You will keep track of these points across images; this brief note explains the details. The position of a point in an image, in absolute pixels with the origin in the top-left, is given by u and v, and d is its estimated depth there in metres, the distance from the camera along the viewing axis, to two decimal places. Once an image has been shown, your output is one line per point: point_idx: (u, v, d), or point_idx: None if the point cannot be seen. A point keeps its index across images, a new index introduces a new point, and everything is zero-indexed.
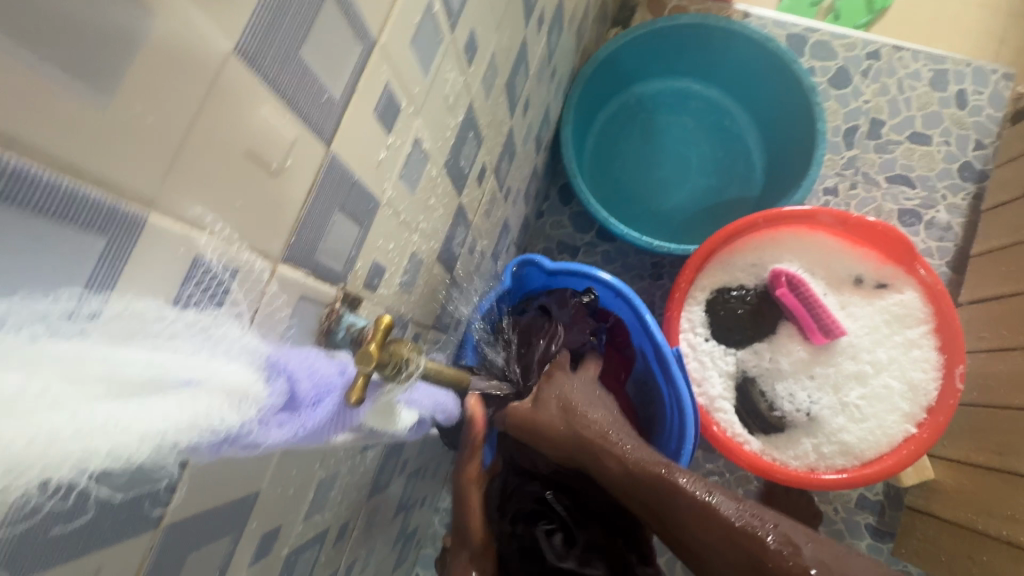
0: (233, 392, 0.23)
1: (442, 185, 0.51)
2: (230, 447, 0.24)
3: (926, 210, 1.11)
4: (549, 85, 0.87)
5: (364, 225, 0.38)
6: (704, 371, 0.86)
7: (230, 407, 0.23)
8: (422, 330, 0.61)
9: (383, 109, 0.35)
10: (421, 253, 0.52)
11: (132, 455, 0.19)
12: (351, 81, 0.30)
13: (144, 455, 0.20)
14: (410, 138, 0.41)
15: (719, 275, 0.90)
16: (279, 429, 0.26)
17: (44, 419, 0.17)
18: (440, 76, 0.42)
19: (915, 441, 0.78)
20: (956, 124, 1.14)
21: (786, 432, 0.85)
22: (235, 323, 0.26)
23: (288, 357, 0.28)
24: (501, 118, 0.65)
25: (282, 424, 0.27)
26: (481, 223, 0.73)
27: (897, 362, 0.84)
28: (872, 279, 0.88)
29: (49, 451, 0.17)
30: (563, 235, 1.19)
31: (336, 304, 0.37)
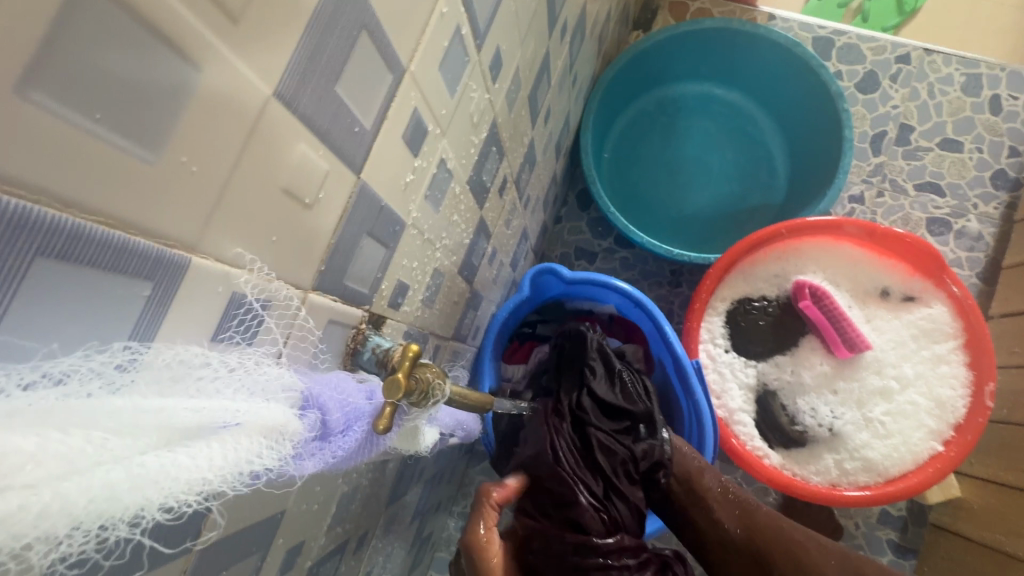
0: (272, 432, 0.24)
1: (465, 201, 0.51)
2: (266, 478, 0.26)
3: (956, 219, 1.08)
4: (571, 92, 0.86)
5: (390, 247, 0.38)
6: (723, 383, 0.85)
7: (269, 449, 0.24)
8: (442, 342, 0.61)
9: (411, 134, 0.35)
10: (444, 269, 0.52)
11: (182, 499, 0.21)
12: (381, 109, 0.30)
13: (192, 499, 0.21)
14: (436, 159, 0.41)
15: (740, 286, 0.89)
16: (312, 459, 0.27)
17: (101, 475, 0.18)
18: (466, 95, 0.42)
19: (941, 459, 0.76)
20: (989, 130, 1.10)
21: (807, 448, 0.83)
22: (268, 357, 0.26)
23: (321, 389, 0.28)
24: (524, 130, 0.65)
25: (314, 454, 0.28)
26: (501, 233, 0.73)
27: (923, 379, 0.82)
28: (899, 292, 0.86)
29: (109, 504, 0.18)
30: (581, 241, 1.19)
31: (362, 326, 0.37)
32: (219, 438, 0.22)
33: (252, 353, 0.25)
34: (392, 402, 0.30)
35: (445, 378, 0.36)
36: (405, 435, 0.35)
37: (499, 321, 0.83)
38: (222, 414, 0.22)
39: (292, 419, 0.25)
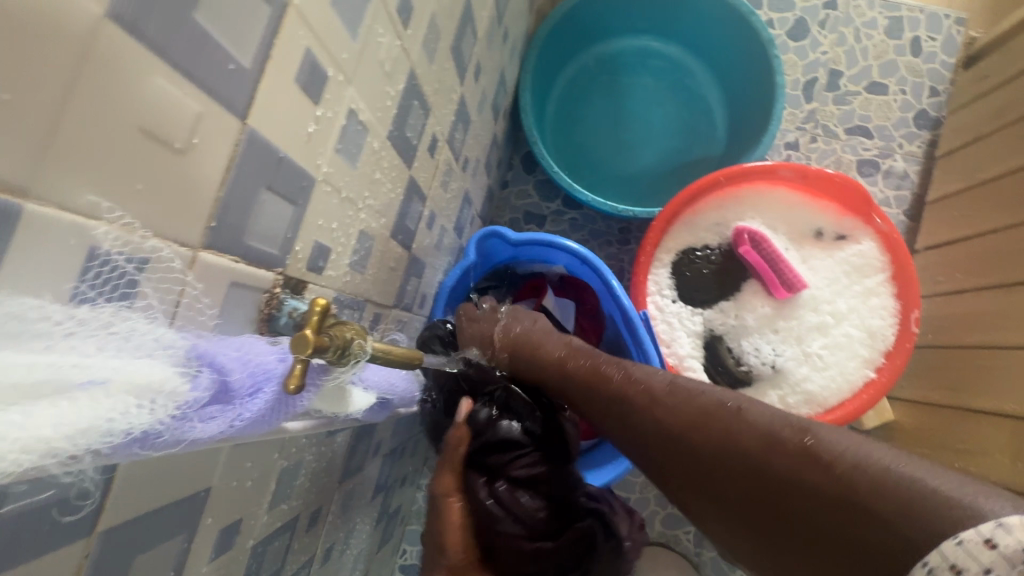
0: (146, 391, 0.22)
1: (387, 157, 0.49)
2: (151, 448, 0.23)
3: (883, 160, 1.13)
4: (503, 48, 0.84)
5: (300, 205, 0.36)
6: (672, 332, 0.88)
7: (139, 409, 0.22)
8: (381, 310, 0.60)
9: (307, 79, 0.33)
10: (372, 231, 0.50)
11: (28, 464, 0.18)
12: (263, 46, 0.28)
13: (42, 463, 0.19)
14: (345, 108, 0.38)
15: (683, 236, 0.90)
16: (205, 423, 0.25)
17: None
18: (372, 40, 0.40)
19: (875, 384, 0.81)
20: (911, 72, 1.14)
21: (753, 386, 0.87)
22: (144, 319, 0.24)
23: (214, 349, 0.27)
24: (450, 85, 0.62)
25: (209, 418, 0.25)
26: (438, 196, 0.71)
27: (856, 311, 0.86)
28: (832, 231, 0.89)
29: None
30: (529, 204, 1.17)
31: (276, 289, 0.36)
32: (76, 398, 0.20)
33: (106, 310, 0.22)
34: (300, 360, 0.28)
35: (366, 335, 0.34)
36: (328, 396, 0.34)
37: (452, 281, 0.83)
38: (78, 371, 0.20)
39: (175, 380, 0.23)
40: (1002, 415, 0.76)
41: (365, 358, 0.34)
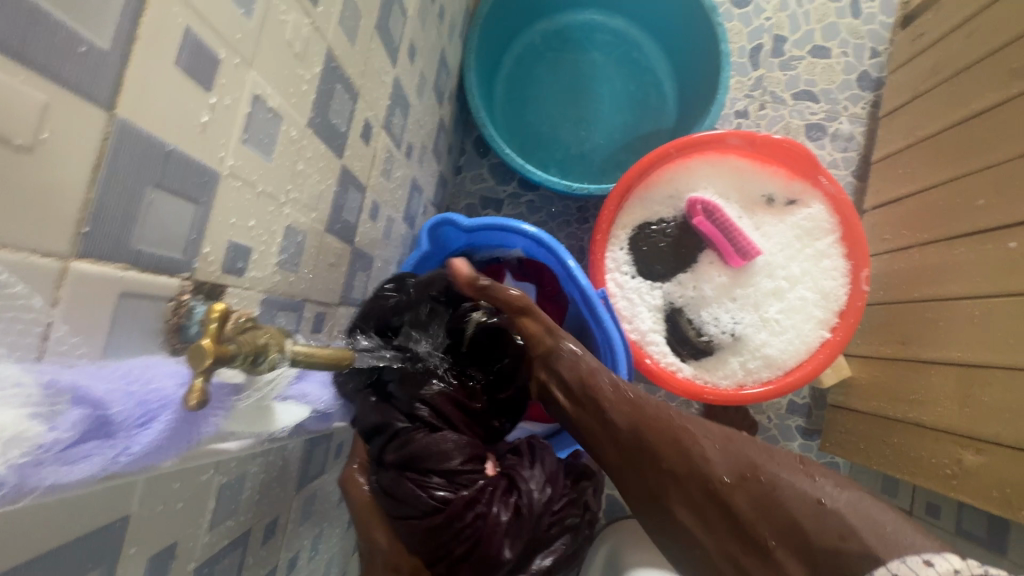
0: None
1: (310, 146, 0.46)
2: (20, 497, 0.22)
3: (829, 123, 1.15)
4: (439, 26, 0.81)
5: (205, 203, 0.33)
6: (633, 308, 0.88)
7: None
8: (325, 309, 0.57)
9: (192, 62, 0.30)
10: (302, 226, 0.47)
11: None
12: (122, 24, 0.25)
13: None
14: (248, 94, 0.35)
15: (639, 211, 0.90)
16: (85, 463, 0.24)
17: None
18: (274, 17, 0.37)
19: (830, 344, 0.83)
20: (852, 34, 1.16)
21: (714, 355, 0.88)
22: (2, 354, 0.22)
23: (91, 382, 0.25)
24: (381, 67, 0.59)
25: (90, 456, 0.24)
26: (380, 186, 0.68)
27: (809, 274, 0.88)
28: (782, 196, 0.90)
29: None
30: (484, 189, 1.15)
31: (185, 298, 0.33)
32: None
33: None
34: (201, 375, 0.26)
35: (284, 338, 0.32)
36: (243, 416, 0.33)
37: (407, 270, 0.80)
38: None
39: (33, 425, 0.22)
40: (949, 364, 0.78)
41: (286, 363, 0.32)
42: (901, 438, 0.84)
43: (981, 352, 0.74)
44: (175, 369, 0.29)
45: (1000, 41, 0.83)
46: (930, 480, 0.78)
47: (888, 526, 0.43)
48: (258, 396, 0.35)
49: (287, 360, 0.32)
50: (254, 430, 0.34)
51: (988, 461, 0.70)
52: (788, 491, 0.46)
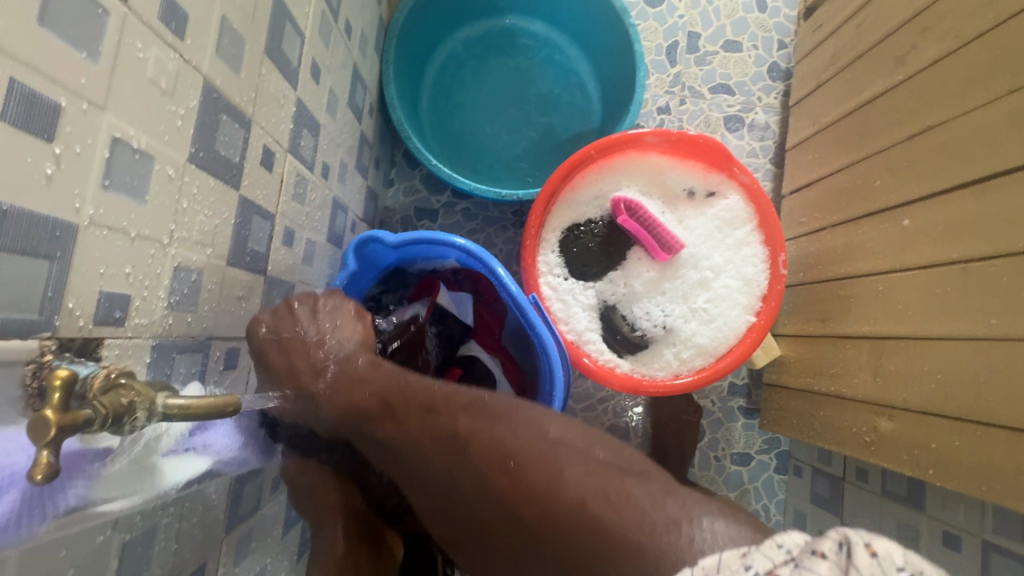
0: None
1: (196, 182, 0.44)
2: None
3: (746, 114, 1.20)
4: (347, 42, 0.79)
5: (62, 257, 0.32)
6: (568, 309, 0.89)
7: None
8: (238, 344, 0.55)
9: (20, 111, 0.28)
10: (196, 264, 0.46)
11: None
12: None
13: None
14: (105, 137, 0.34)
15: (566, 214, 0.91)
16: None
17: None
18: (129, 54, 0.35)
19: (755, 328, 0.86)
20: (760, 27, 1.21)
21: (649, 348, 0.90)
22: None
23: None
24: (278, 91, 0.58)
25: None
26: (293, 211, 0.66)
27: (732, 263, 0.91)
28: (702, 189, 0.93)
29: None
30: (418, 200, 1.14)
31: (47, 358, 0.31)
32: None
33: None
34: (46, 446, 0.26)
35: (159, 394, 0.31)
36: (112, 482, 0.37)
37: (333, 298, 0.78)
38: None
39: None
40: (860, 337, 0.83)
41: (157, 418, 0.31)
42: (826, 410, 0.89)
43: (886, 325, 0.79)
44: (27, 439, 0.30)
45: (883, 31, 0.88)
46: (851, 448, 0.83)
47: (613, 492, 0.44)
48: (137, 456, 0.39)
49: (161, 414, 0.31)
50: (137, 493, 0.38)
51: (898, 426, 0.75)
52: (527, 514, 0.47)
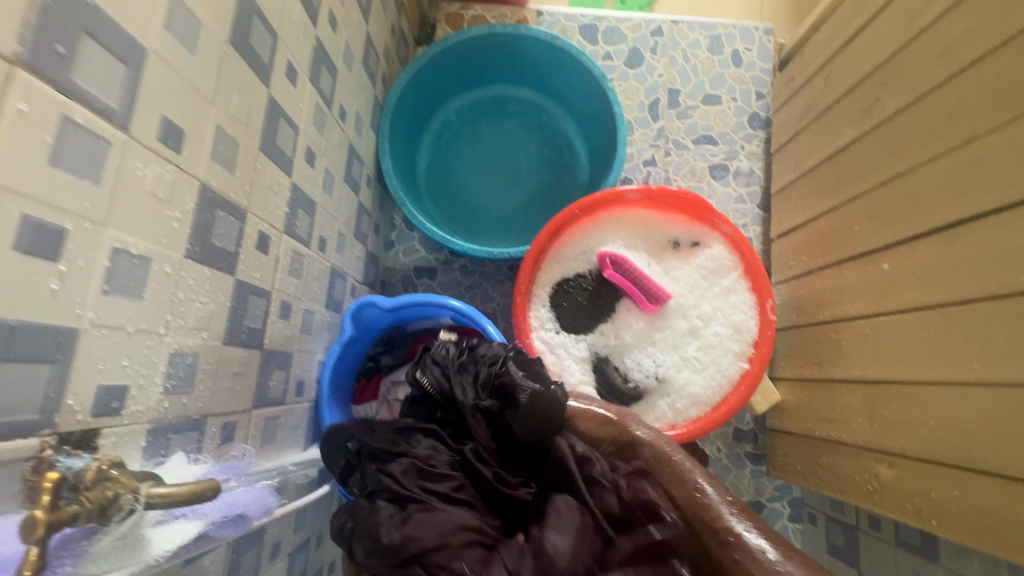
0: None
1: (191, 274, 0.48)
2: None
3: (730, 162, 1.24)
4: (342, 124, 0.86)
5: (63, 359, 0.36)
6: (561, 363, 0.91)
7: None
8: (236, 417, 0.58)
9: (29, 241, 0.33)
10: (191, 347, 0.49)
11: None
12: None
13: None
14: (106, 248, 0.38)
15: (556, 270, 0.95)
16: None
17: None
18: (130, 175, 0.40)
19: (749, 375, 0.87)
20: (737, 80, 1.26)
21: (644, 399, 0.91)
22: None
23: None
24: (272, 180, 0.63)
25: None
26: (290, 285, 0.70)
27: (720, 311, 0.92)
28: (686, 240, 0.96)
29: None
30: (417, 259, 1.19)
31: (47, 453, 0.34)
32: None
33: None
34: (40, 540, 0.31)
35: (144, 486, 0.37)
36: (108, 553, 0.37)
37: (326, 378, 0.82)
38: None
39: None
40: (855, 381, 0.83)
41: (140, 506, 0.36)
42: (829, 456, 0.87)
43: (878, 368, 0.79)
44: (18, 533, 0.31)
45: (849, 83, 0.93)
46: (856, 497, 0.81)
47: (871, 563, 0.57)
48: (125, 535, 0.37)
49: (144, 501, 0.36)
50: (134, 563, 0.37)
51: (900, 474, 0.73)
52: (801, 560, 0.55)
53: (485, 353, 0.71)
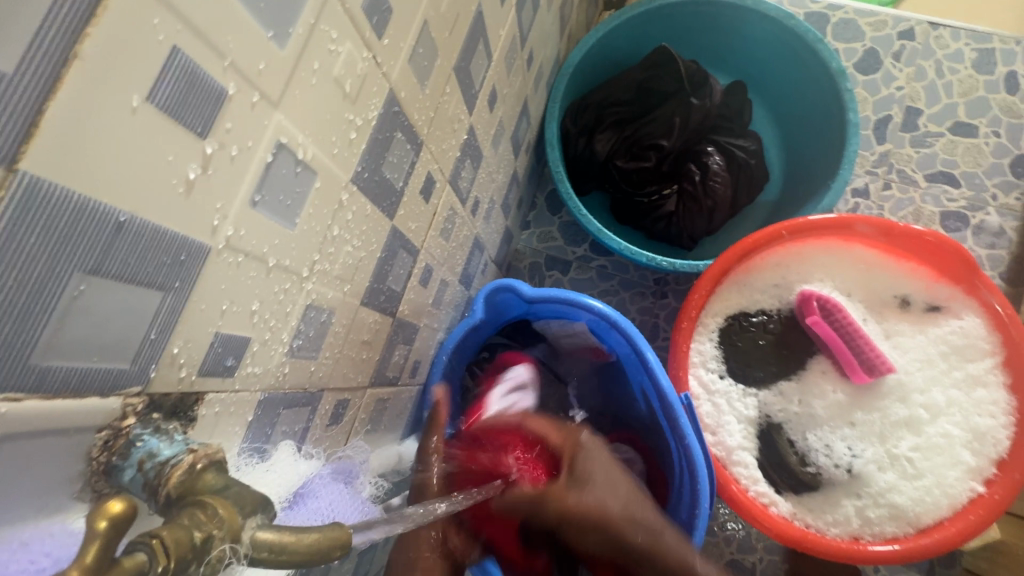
0: None
1: (353, 207, 0.36)
2: None
3: (973, 212, 0.96)
4: (526, 73, 0.72)
5: (179, 288, 0.23)
6: (719, 418, 0.71)
7: None
8: (350, 397, 0.46)
9: (171, 95, 0.20)
10: (329, 302, 0.37)
11: None
12: (33, 41, 0.15)
13: None
14: (269, 140, 0.26)
15: (735, 299, 0.74)
16: None
17: None
18: (317, 43, 0.27)
19: (983, 503, 0.64)
20: (1006, 111, 0.98)
21: (822, 492, 0.70)
22: None
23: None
24: (453, 115, 0.50)
25: None
26: (436, 250, 0.58)
27: (957, 405, 0.70)
28: (921, 300, 0.73)
29: None
30: (552, 249, 1.03)
31: (127, 424, 0.23)
32: None
33: None
34: None
35: (253, 520, 0.24)
36: None
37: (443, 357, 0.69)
38: None
39: None
40: None
41: (243, 559, 0.24)
42: None
43: None
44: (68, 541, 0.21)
45: None
46: None
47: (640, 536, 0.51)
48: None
49: (245, 556, 0.24)
50: None
51: None
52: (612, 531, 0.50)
53: (685, 67, 0.89)
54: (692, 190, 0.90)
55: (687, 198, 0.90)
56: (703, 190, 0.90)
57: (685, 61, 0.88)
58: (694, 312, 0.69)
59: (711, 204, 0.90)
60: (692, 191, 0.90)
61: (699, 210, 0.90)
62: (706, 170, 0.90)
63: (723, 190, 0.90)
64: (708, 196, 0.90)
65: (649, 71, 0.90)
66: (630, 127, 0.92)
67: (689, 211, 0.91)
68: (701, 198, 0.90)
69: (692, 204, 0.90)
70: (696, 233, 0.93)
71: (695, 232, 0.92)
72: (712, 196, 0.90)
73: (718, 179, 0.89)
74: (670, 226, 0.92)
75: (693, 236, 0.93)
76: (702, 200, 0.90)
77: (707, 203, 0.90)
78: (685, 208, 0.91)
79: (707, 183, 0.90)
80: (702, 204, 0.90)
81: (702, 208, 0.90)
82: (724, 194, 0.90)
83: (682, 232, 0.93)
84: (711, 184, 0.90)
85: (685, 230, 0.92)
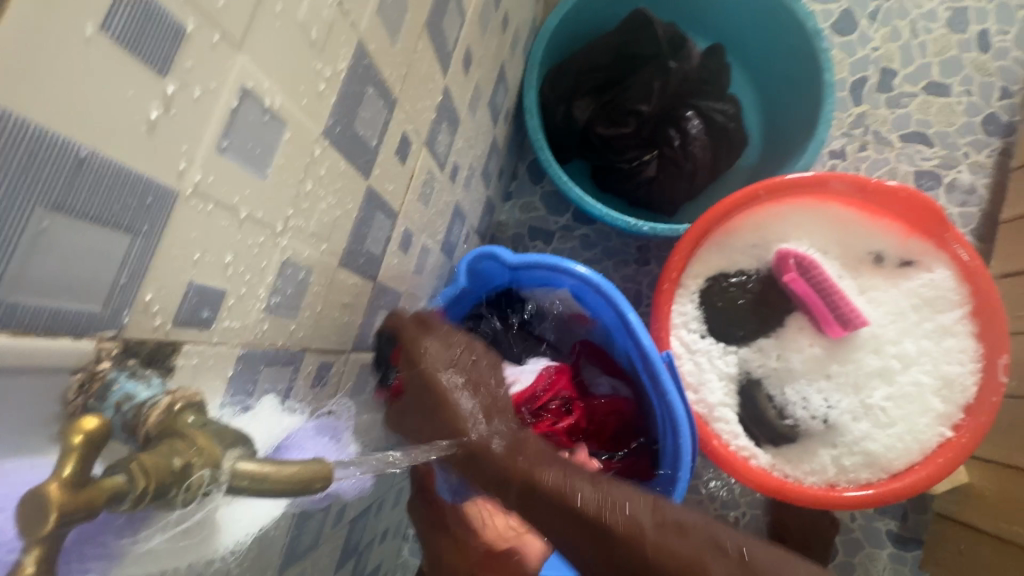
0: None
1: (326, 163, 0.36)
2: None
3: (946, 171, 0.98)
4: (502, 36, 0.71)
5: (147, 233, 0.23)
6: (700, 376, 0.73)
7: None
8: (332, 360, 0.46)
9: (127, 28, 0.20)
10: (307, 260, 0.37)
11: None
12: None
13: None
14: (234, 84, 0.25)
15: (715, 260, 0.75)
16: None
17: None
18: None
19: (951, 446, 0.67)
20: (979, 70, 0.99)
21: (799, 443, 0.72)
22: None
23: None
24: (427, 73, 0.49)
25: None
26: (415, 215, 0.57)
27: (927, 355, 0.72)
28: (894, 256, 0.75)
29: None
30: (534, 219, 1.03)
31: (101, 368, 0.23)
32: None
33: None
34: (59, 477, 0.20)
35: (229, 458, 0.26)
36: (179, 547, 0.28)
37: None
38: None
39: None
40: None
41: (221, 489, 0.25)
42: None
43: None
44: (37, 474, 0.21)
45: None
46: None
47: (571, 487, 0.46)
48: (191, 524, 0.28)
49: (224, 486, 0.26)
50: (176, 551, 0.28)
51: None
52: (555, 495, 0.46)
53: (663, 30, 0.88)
54: (672, 155, 0.90)
55: (667, 164, 0.91)
56: (683, 155, 0.90)
57: (663, 24, 0.87)
58: (675, 274, 0.70)
59: (691, 168, 0.91)
60: (672, 156, 0.90)
61: (679, 175, 0.91)
62: (685, 134, 0.90)
63: (702, 154, 0.91)
64: (688, 161, 0.90)
65: (626, 35, 0.89)
66: (609, 93, 0.91)
67: (670, 176, 0.91)
68: (681, 163, 0.90)
69: (672, 169, 0.90)
70: (677, 198, 0.93)
71: (675, 197, 0.93)
72: (692, 161, 0.90)
73: (698, 144, 0.90)
74: (651, 192, 0.93)
75: (674, 202, 0.94)
76: (682, 164, 0.90)
77: (687, 167, 0.90)
78: (666, 174, 0.91)
79: (687, 147, 0.90)
80: (682, 169, 0.91)
81: (682, 173, 0.91)
82: (704, 158, 0.91)
83: (663, 198, 0.93)
84: (690, 148, 0.90)
85: (666, 196, 0.93)
